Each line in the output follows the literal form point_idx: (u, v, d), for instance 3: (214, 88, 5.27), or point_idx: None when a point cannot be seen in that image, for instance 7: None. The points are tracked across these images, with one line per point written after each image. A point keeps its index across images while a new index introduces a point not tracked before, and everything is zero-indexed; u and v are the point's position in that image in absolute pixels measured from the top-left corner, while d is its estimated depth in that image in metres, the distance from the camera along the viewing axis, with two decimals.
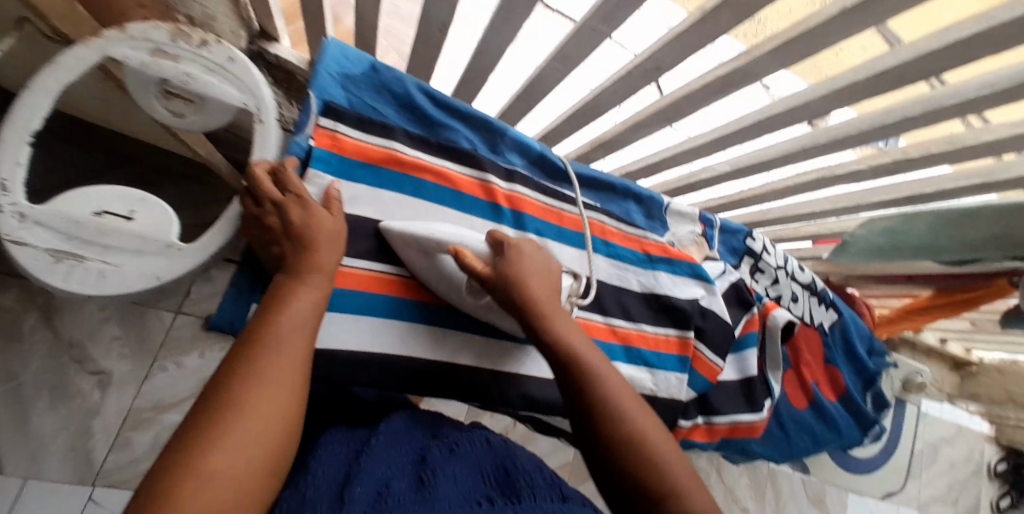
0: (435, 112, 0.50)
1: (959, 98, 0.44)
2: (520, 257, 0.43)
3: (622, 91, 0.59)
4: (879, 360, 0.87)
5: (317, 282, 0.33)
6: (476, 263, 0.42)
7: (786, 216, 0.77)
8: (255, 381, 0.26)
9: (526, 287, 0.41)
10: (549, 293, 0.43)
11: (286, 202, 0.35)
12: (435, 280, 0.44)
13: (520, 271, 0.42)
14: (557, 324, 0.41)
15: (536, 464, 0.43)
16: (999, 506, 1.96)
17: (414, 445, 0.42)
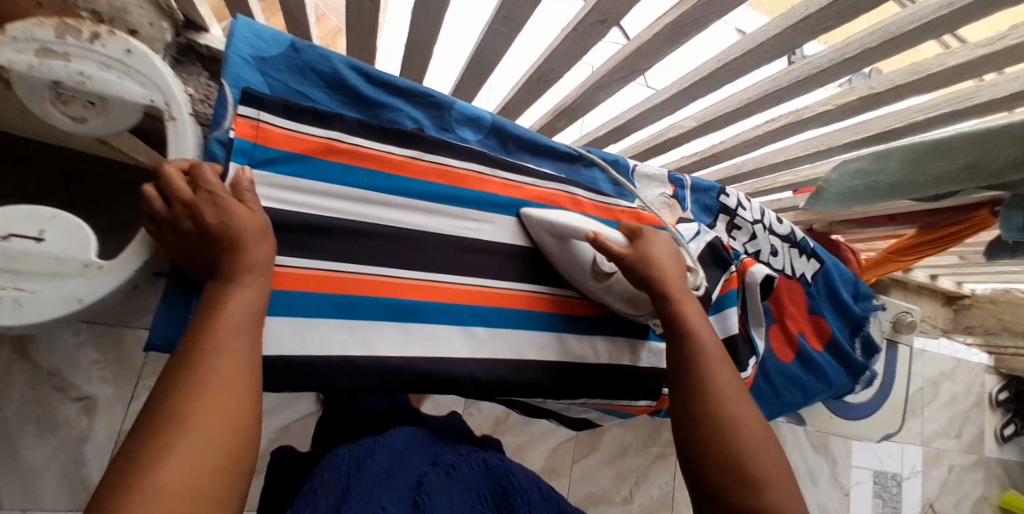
0: (373, 92, 0.47)
1: (919, 21, 0.41)
2: (654, 243, 0.48)
3: (574, 51, 0.55)
4: (865, 304, 0.86)
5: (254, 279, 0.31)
6: (614, 246, 0.47)
7: (760, 168, 0.75)
8: (196, 394, 0.24)
9: (663, 267, 0.46)
10: (678, 279, 0.47)
11: (197, 202, 0.31)
12: (563, 260, 0.53)
13: (658, 253, 0.47)
14: (685, 307, 0.45)
15: (532, 480, 0.44)
16: (1004, 434, 1.98)
17: (416, 469, 0.41)
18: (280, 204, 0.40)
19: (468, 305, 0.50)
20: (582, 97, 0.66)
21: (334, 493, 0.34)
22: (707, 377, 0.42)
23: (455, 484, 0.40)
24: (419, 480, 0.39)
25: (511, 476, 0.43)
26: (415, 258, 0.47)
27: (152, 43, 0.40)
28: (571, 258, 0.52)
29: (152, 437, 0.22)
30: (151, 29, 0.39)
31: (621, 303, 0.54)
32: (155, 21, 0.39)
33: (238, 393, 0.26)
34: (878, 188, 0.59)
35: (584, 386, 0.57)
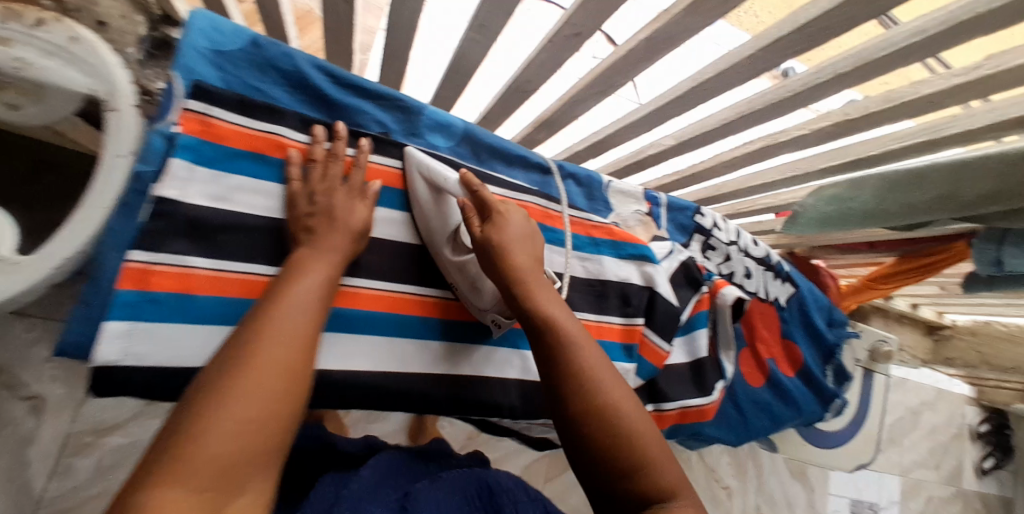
0: (337, 93, 0.45)
1: (891, 48, 0.40)
2: (506, 225, 0.43)
3: (549, 62, 0.54)
4: (840, 330, 0.85)
5: (314, 266, 0.36)
6: (472, 221, 0.43)
7: (739, 189, 0.74)
8: (247, 362, 0.27)
9: (513, 249, 0.41)
10: (531, 265, 0.42)
11: (340, 191, 0.40)
12: (432, 219, 0.47)
13: (506, 235, 0.42)
14: (537, 293, 0.40)
15: (514, 481, 0.51)
16: (983, 467, 1.97)
17: (402, 483, 0.46)
18: (221, 203, 0.38)
19: (423, 318, 0.48)
20: (560, 109, 0.65)
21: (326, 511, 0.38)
22: (577, 365, 0.36)
23: (444, 488, 0.46)
24: (405, 491, 0.44)
25: (493, 477, 0.49)
26: (370, 265, 0.45)
27: (122, 36, 0.36)
28: (438, 217, 0.46)
29: (196, 412, 0.24)
30: (122, 21, 0.36)
31: (467, 291, 0.47)
32: (127, 14, 0.36)
33: (284, 367, 0.28)
34: (852, 215, 0.58)
35: (541, 408, 0.55)
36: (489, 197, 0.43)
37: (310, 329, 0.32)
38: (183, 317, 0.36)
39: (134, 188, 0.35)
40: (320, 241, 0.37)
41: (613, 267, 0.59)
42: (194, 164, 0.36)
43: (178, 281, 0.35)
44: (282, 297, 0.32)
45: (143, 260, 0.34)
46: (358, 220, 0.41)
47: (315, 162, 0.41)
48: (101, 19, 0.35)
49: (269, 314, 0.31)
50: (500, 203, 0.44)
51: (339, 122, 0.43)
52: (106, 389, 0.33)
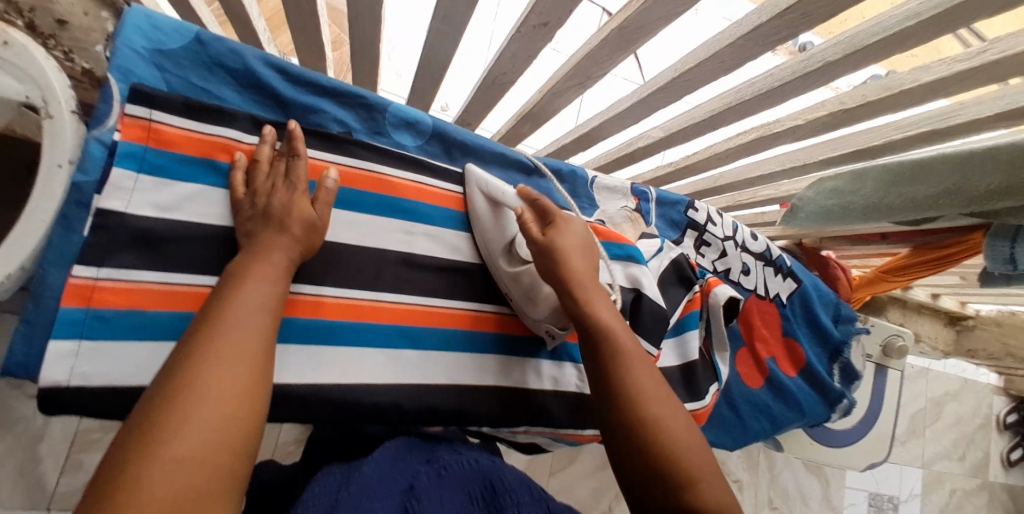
0: (290, 91, 0.44)
1: (882, 34, 0.37)
2: (566, 232, 0.45)
3: (522, 55, 0.52)
4: (846, 327, 0.81)
5: (263, 271, 0.33)
6: (534, 228, 0.45)
7: (737, 181, 0.70)
8: (185, 389, 0.24)
9: (569, 256, 0.43)
10: (588, 273, 0.43)
11: (277, 188, 0.38)
12: (488, 230, 0.51)
13: (568, 244, 0.44)
14: (592, 297, 0.41)
15: (522, 478, 0.41)
16: (1010, 458, 1.86)
17: (409, 475, 0.39)
18: (167, 211, 0.38)
19: (394, 327, 0.47)
20: (541, 102, 0.62)
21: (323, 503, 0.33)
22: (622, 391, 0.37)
23: (446, 484, 0.38)
24: (410, 485, 0.37)
25: (501, 474, 0.41)
26: (336, 272, 0.44)
27: (88, 34, 0.34)
28: (495, 227, 0.50)
29: (138, 447, 0.22)
30: (85, 17, 0.34)
31: (522, 301, 0.50)
32: (90, 9, 0.34)
33: (236, 387, 0.26)
34: (853, 209, 0.56)
35: (520, 414, 0.54)
36: (550, 206, 0.46)
37: (255, 340, 0.29)
38: (134, 333, 0.36)
39: (74, 201, 0.35)
40: (265, 244, 0.35)
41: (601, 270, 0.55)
42: (138, 172, 0.37)
43: (123, 296, 0.36)
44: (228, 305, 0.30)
45: (87, 276, 0.34)
46: (301, 218, 0.38)
47: (258, 164, 0.40)
48: (62, 17, 0.32)
49: (212, 325, 0.28)
50: (559, 213, 0.46)
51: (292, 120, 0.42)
52: (55, 409, 0.34)
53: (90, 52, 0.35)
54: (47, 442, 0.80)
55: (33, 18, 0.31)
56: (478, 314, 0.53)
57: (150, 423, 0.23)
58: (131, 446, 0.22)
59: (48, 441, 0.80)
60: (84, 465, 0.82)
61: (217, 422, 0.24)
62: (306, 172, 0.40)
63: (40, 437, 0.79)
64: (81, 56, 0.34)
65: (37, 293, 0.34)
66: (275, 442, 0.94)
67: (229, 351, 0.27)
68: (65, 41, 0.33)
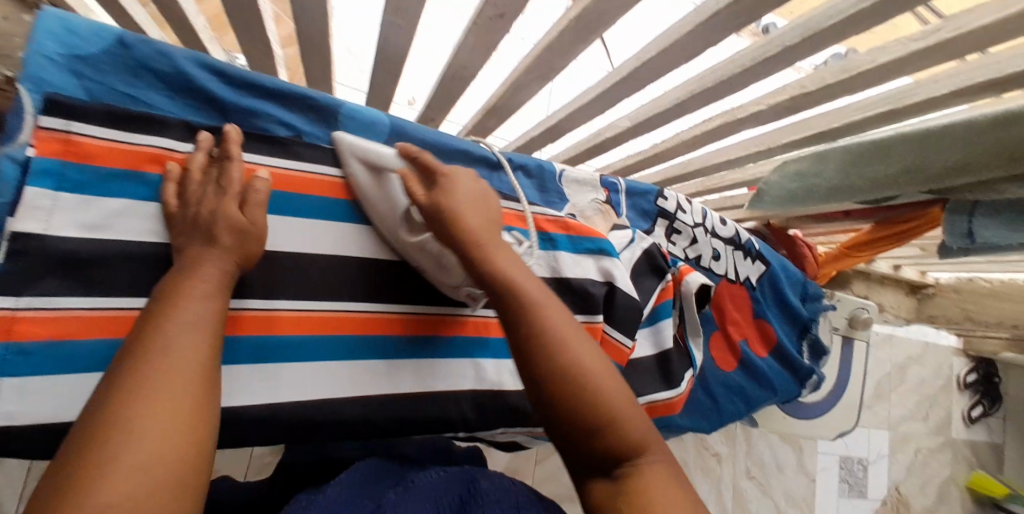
0: (230, 95, 0.41)
1: (839, 16, 0.36)
2: (453, 187, 0.39)
3: (480, 47, 0.49)
4: (814, 304, 0.83)
5: (196, 290, 0.30)
6: (416, 189, 0.39)
7: (705, 167, 0.70)
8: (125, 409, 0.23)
9: (461, 215, 0.37)
10: (483, 227, 0.38)
11: (205, 193, 0.35)
12: (376, 200, 0.43)
13: (456, 200, 0.38)
14: (495, 259, 0.37)
15: (500, 481, 0.40)
16: (970, 416, 1.99)
17: (374, 496, 0.37)
18: (93, 231, 0.35)
19: (357, 338, 0.45)
20: (504, 95, 0.60)
21: None
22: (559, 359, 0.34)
23: (415, 497, 0.36)
24: (378, 505, 0.35)
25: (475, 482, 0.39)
26: (291, 285, 0.42)
27: (6, 39, 0.33)
28: (382, 198, 0.43)
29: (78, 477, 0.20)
30: (4, 22, 0.33)
31: (433, 270, 0.45)
32: (9, 13, 0.33)
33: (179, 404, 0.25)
34: (817, 191, 0.57)
35: (495, 416, 0.53)
36: (432, 161, 0.40)
37: (197, 351, 0.27)
38: (64, 364, 0.33)
39: None
40: (196, 260, 0.32)
41: (571, 267, 0.55)
42: (56, 190, 0.33)
43: (49, 326, 0.33)
44: (160, 331, 0.27)
45: (5, 307, 0.31)
46: (231, 224, 0.34)
47: (190, 174, 0.37)
48: None
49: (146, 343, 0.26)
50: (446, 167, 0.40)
51: (230, 125, 0.39)
52: None
53: (9, 59, 0.34)
54: (1, 472, 0.75)
55: None
56: (393, 315, 0.47)
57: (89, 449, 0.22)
58: (56, 498, 0.20)
59: (2, 472, 0.75)
60: None
61: (151, 459, 0.22)
62: (238, 174, 0.37)
63: None
64: (0, 63, 0.33)
65: None
66: (250, 456, 0.91)
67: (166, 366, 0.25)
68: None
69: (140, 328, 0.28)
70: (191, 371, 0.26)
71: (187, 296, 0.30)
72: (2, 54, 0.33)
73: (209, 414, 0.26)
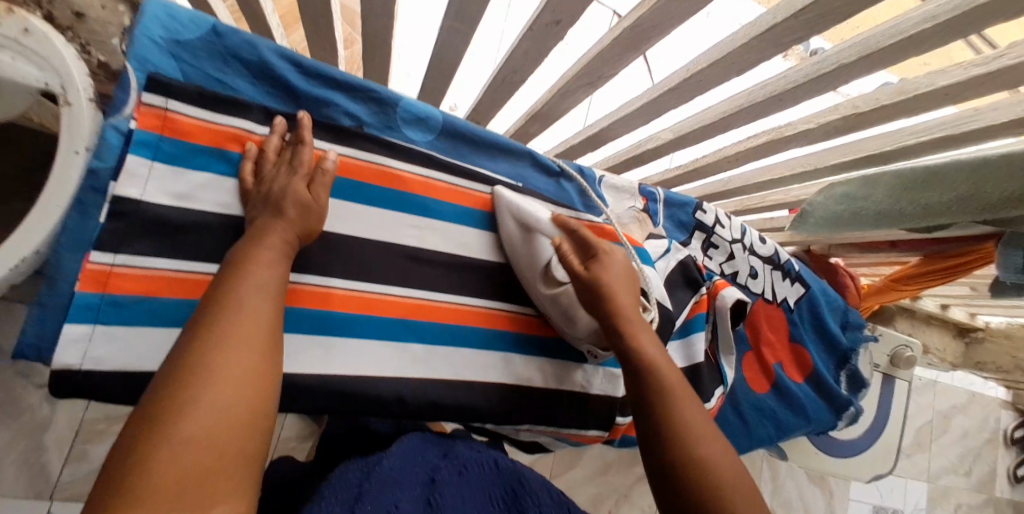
0: (303, 84, 0.44)
1: (898, 36, 0.37)
2: (609, 266, 0.45)
3: (534, 53, 0.52)
4: (856, 334, 0.80)
5: (265, 255, 0.33)
6: (574, 262, 0.45)
7: (747, 185, 0.70)
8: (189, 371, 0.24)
9: (618, 293, 0.43)
10: (631, 303, 0.44)
11: (280, 171, 0.39)
12: (521, 253, 0.50)
13: (614, 276, 0.44)
14: (641, 334, 0.42)
15: (545, 483, 0.42)
16: (1017, 475, 1.85)
17: (426, 464, 0.41)
18: (178, 201, 0.38)
19: (398, 319, 0.47)
20: (551, 102, 0.62)
21: (347, 492, 0.34)
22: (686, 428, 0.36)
23: (468, 483, 0.40)
24: (432, 477, 0.39)
25: (524, 481, 0.42)
26: (342, 265, 0.44)
27: (104, 27, 0.35)
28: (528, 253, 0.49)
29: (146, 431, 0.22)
30: (102, 11, 0.34)
31: (559, 319, 0.51)
32: (109, 3, 0.35)
33: (236, 365, 0.26)
34: (864, 215, 0.56)
35: (523, 411, 0.53)
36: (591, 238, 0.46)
37: (252, 317, 0.29)
38: (147, 318, 0.36)
39: (90, 186, 0.35)
40: (262, 228, 0.35)
41: None
42: (152, 159, 0.37)
43: (139, 283, 0.36)
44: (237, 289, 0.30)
45: (104, 262, 0.35)
46: (297, 199, 0.37)
47: (266, 155, 0.40)
48: (80, 9, 0.33)
49: (214, 312, 0.28)
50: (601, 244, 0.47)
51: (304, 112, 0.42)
52: (68, 392, 0.34)
53: (107, 46, 0.35)
54: (52, 431, 0.80)
55: (52, 9, 0.32)
56: (506, 312, 0.54)
57: (158, 404, 0.23)
58: (142, 425, 0.22)
59: (52, 431, 0.80)
60: (86, 456, 0.82)
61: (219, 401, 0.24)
62: (310, 158, 0.40)
63: (44, 427, 0.80)
64: (97, 49, 0.35)
65: (55, 276, 0.34)
66: (278, 438, 0.94)
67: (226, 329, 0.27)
68: (82, 33, 0.34)
69: (214, 285, 0.30)
70: (261, 325, 0.29)
71: (256, 259, 0.32)
72: (97, 40, 0.35)
73: (276, 363, 0.29)
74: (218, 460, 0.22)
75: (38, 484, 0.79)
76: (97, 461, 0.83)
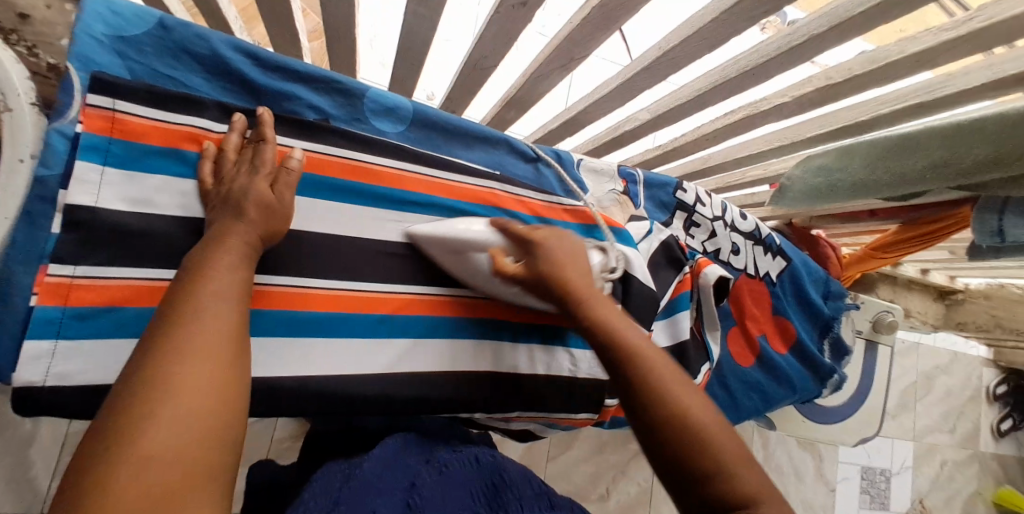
0: (261, 77, 0.43)
1: (868, 3, 0.36)
2: (550, 247, 0.45)
3: (503, 36, 0.50)
4: (837, 303, 0.81)
5: (225, 260, 0.32)
6: (507, 265, 0.45)
7: (726, 162, 0.69)
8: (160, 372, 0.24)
9: (566, 279, 0.43)
10: (584, 281, 0.44)
11: (240, 171, 0.37)
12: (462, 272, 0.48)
13: (555, 262, 0.44)
14: (604, 313, 0.42)
15: (525, 475, 0.42)
16: (999, 429, 1.92)
17: (409, 472, 0.39)
18: (137, 207, 0.37)
19: (379, 318, 0.47)
20: (524, 87, 0.61)
21: (325, 500, 0.33)
22: (671, 398, 0.35)
23: (449, 482, 0.39)
24: (411, 482, 0.37)
25: (503, 473, 0.42)
26: (317, 264, 0.44)
27: (51, 27, 0.35)
28: (466, 268, 0.48)
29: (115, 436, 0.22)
30: (48, 11, 0.35)
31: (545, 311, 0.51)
32: (53, 3, 0.35)
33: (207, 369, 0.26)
34: (841, 186, 0.56)
35: (511, 400, 0.54)
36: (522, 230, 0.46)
37: (222, 321, 0.28)
38: (113, 330, 0.35)
39: (37, 195, 0.34)
40: (224, 230, 0.34)
41: None
42: (103, 164, 0.35)
43: (101, 294, 0.35)
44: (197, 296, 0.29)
45: (63, 274, 0.33)
46: (259, 199, 0.36)
47: (225, 154, 0.38)
48: (23, 11, 0.33)
49: (181, 313, 0.27)
50: (534, 231, 0.46)
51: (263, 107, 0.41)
52: (34, 411, 0.33)
53: (54, 47, 0.35)
54: (38, 446, 0.79)
55: None
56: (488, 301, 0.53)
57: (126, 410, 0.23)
58: (109, 433, 0.22)
59: (39, 446, 0.79)
60: None
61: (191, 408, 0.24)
62: (273, 156, 0.39)
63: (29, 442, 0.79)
64: (45, 50, 0.35)
65: (7, 293, 0.33)
66: (271, 438, 0.94)
67: (200, 332, 0.27)
68: (28, 35, 0.34)
69: (172, 294, 0.29)
70: (225, 334, 0.28)
71: (216, 263, 0.31)
72: (44, 41, 0.35)
73: (243, 372, 0.28)
74: (186, 475, 0.22)
75: (27, 499, 0.78)
76: None
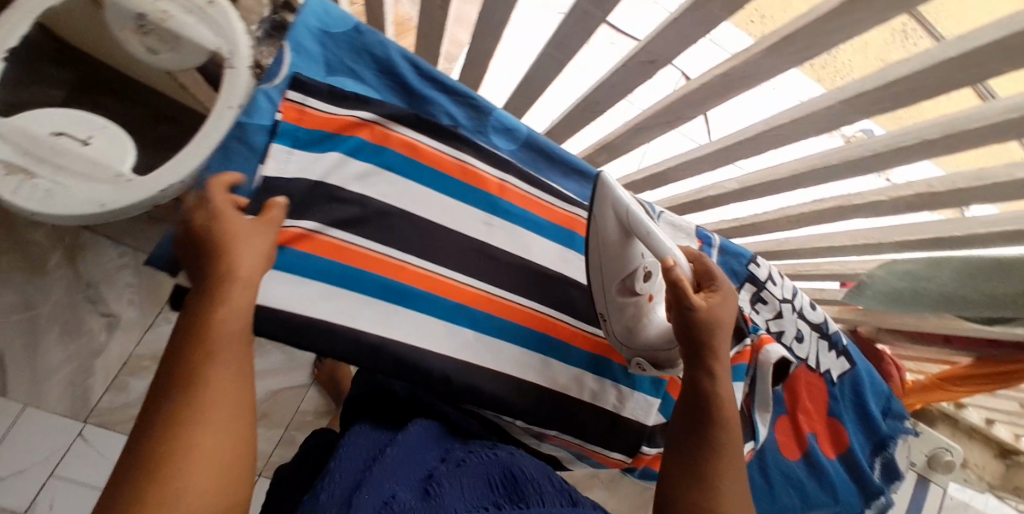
0: (418, 84, 0.49)
1: (984, 121, 0.39)
2: (722, 304, 0.45)
3: (620, 87, 0.55)
4: (895, 423, 0.78)
5: (238, 297, 0.30)
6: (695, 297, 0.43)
7: (802, 249, 0.71)
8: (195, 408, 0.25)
9: (721, 331, 0.44)
10: (724, 338, 0.46)
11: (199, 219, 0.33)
12: (612, 255, 0.46)
13: (721, 316, 0.45)
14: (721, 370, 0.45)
15: (545, 471, 0.41)
16: None
17: (425, 464, 0.40)
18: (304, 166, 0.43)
19: (457, 304, 0.50)
20: (624, 136, 0.66)
21: (350, 481, 0.35)
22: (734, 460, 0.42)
23: (467, 473, 0.39)
24: (430, 473, 0.38)
25: (522, 466, 0.40)
26: (420, 243, 0.48)
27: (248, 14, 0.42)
28: (620, 255, 0.46)
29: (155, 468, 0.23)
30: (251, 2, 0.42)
31: (619, 327, 0.51)
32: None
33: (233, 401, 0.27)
34: (925, 295, 0.57)
35: (554, 418, 0.55)
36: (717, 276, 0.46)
37: (239, 347, 0.29)
38: None
39: (235, 136, 0.40)
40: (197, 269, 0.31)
41: None
42: (291, 147, 0.42)
43: None
44: (207, 353, 0.27)
45: None
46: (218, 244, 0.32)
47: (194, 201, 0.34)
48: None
49: (204, 338, 0.28)
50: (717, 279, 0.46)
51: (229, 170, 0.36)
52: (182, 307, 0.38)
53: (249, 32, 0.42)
54: (103, 359, 0.86)
55: None
56: (543, 315, 0.56)
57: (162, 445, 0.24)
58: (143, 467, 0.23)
59: (104, 359, 0.86)
60: (126, 390, 0.88)
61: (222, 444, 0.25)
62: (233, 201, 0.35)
63: (98, 353, 0.86)
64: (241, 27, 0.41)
65: None
66: (296, 410, 0.99)
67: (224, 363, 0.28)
68: None
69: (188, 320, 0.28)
70: (231, 393, 0.27)
71: (228, 302, 0.29)
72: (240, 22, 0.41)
73: (248, 437, 0.27)
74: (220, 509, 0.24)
75: (77, 405, 0.85)
76: (134, 395, 0.89)
